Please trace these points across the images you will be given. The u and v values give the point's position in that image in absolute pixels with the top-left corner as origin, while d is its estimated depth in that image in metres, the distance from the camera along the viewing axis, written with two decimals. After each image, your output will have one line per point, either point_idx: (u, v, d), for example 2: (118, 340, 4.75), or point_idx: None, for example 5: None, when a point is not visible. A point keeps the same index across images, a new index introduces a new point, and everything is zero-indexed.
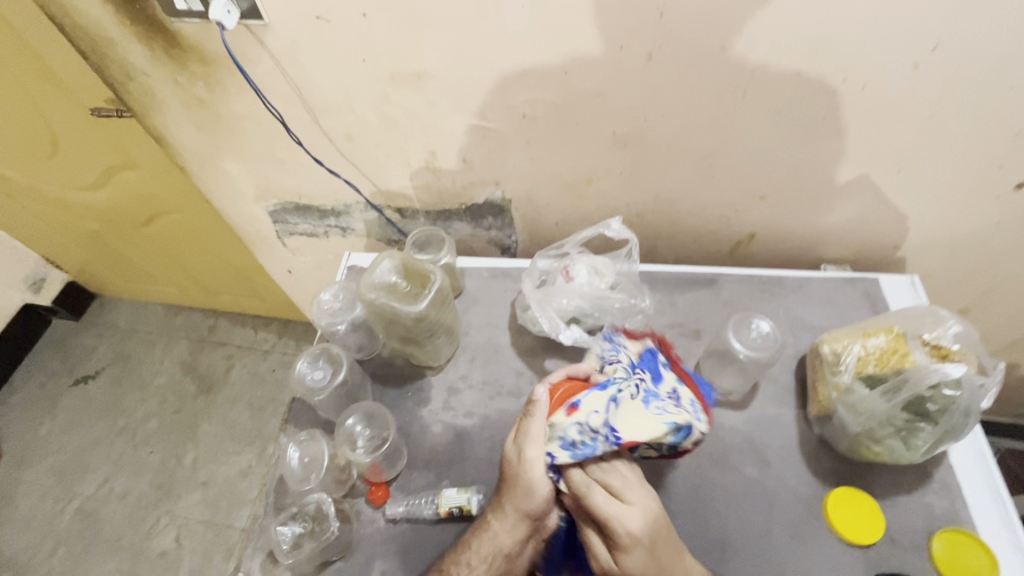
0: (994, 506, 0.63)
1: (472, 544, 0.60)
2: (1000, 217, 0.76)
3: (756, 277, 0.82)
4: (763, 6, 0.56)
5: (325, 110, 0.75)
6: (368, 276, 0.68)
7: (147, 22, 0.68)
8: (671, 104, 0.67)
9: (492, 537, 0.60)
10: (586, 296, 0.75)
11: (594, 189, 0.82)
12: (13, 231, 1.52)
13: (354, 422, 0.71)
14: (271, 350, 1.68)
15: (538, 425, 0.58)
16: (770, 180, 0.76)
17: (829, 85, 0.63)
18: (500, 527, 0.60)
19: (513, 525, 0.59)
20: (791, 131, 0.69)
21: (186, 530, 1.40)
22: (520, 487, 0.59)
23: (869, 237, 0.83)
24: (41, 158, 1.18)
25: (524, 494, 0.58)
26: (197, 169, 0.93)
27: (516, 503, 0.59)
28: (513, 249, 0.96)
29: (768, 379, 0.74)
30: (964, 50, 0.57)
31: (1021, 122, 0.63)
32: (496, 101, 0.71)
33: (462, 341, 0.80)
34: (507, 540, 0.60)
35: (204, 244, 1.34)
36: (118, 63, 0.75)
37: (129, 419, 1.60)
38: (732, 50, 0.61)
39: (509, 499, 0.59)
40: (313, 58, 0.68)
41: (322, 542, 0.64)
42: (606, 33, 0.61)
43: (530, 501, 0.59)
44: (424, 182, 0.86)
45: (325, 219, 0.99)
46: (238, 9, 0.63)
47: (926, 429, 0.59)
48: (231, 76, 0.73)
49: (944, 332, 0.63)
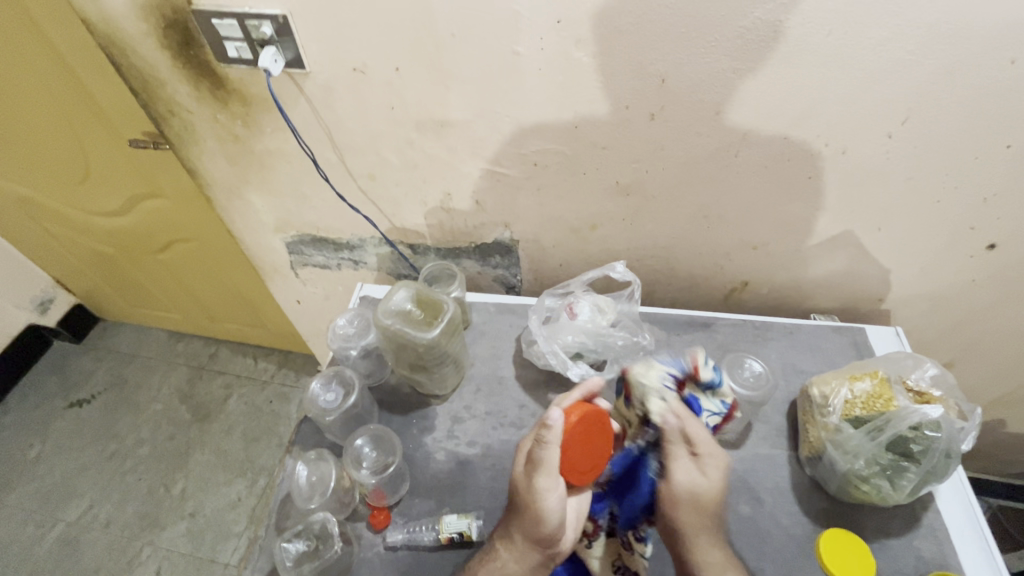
0: (981, 551, 0.65)
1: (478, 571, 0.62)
2: (975, 275, 0.81)
3: (749, 322, 0.87)
4: (752, 78, 0.63)
5: (353, 151, 0.82)
6: (385, 303, 0.72)
7: (198, 65, 0.76)
8: (671, 159, 0.74)
9: (500, 566, 0.61)
10: (591, 333, 0.80)
11: (597, 233, 0.87)
12: (29, 252, 1.57)
13: (362, 443, 0.73)
14: (269, 380, 1.69)
15: (551, 451, 0.59)
16: (761, 232, 0.82)
17: (812, 149, 0.70)
18: (508, 556, 0.61)
19: (519, 553, 0.61)
20: (780, 188, 0.75)
21: (167, 563, 1.36)
22: (527, 516, 0.60)
23: (855, 289, 0.88)
24: (71, 183, 1.24)
25: (530, 525, 0.60)
26: (223, 200, 0.98)
27: (524, 529, 0.60)
28: (518, 287, 1.01)
29: (761, 419, 0.77)
30: (931, 123, 0.64)
31: (987, 189, 0.70)
32: (511, 149, 0.77)
33: (467, 372, 0.83)
34: (515, 568, 0.61)
35: (216, 272, 1.39)
36: (164, 100, 0.82)
37: (121, 444, 1.58)
38: (725, 114, 0.68)
39: (517, 525, 0.61)
40: (346, 104, 0.75)
41: (322, 563, 0.66)
42: (613, 94, 0.68)
43: (539, 529, 0.60)
44: (437, 221, 0.92)
45: (339, 252, 1.04)
46: (284, 58, 0.70)
47: (911, 468, 0.62)
48: (268, 117, 0.80)
49: (922, 375, 0.68)
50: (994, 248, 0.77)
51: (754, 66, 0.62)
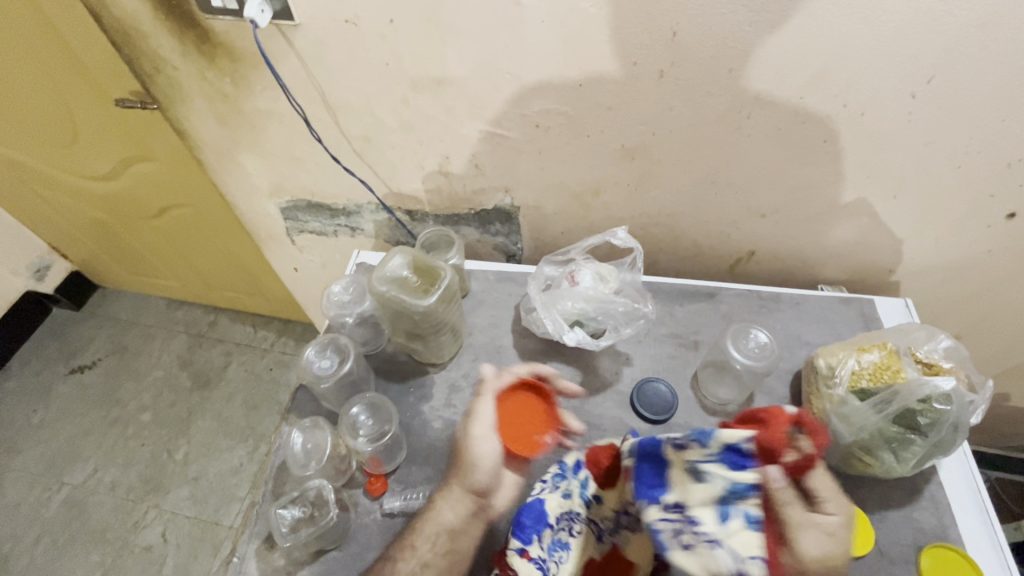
0: (980, 522, 0.65)
1: (421, 526, 0.65)
2: (991, 245, 0.78)
3: (756, 292, 0.84)
4: (770, 30, 0.59)
5: (347, 112, 0.78)
6: (380, 269, 0.70)
7: (181, 18, 0.71)
8: (679, 121, 0.70)
9: (437, 516, 0.66)
10: (591, 300, 0.77)
11: (601, 201, 0.84)
12: (24, 217, 1.54)
13: (358, 411, 0.72)
14: (270, 348, 1.69)
15: (483, 406, 0.73)
16: (772, 198, 0.79)
17: (830, 111, 0.66)
18: (445, 505, 0.66)
19: (462, 504, 0.66)
20: (792, 152, 0.72)
21: (172, 525, 1.39)
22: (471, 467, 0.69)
23: (866, 259, 0.85)
24: (58, 145, 1.21)
25: (473, 475, 0.68)
26: (214, 163, 0.95)
27: (461, 476, 0.68)
28: (517, 255, 0.98)
29: (763, 391, 0.76)
30: (958, 82, 0.60)
31: (1013, 154, 0.66)
32: (512, 110, 0.74)
33: (465, 341, 0.81)
34: (450, 515, 0.66)
35: (212, 238, 1.36)
36: (148, 55, 0.78)
37: (123, 410, 1.59)
38: (739, 72, 0.64)
39: (456, 475, 0.69)
40: (338, 60, 0.71)
41: (319, 528, 0.64)
42: (621, 51, 0.64)
43: (474, 475, 0.68)
44: (435, 185, 0.88)
45: (335, 218, 1.01)
46: (271, 9, 0.66)
47: (918, 442, 0.61)
48: (257, 73, 0.76)
49: (934, 347, 0.66)
50: (1013, 217, 0.74)
51: (774, 18, 0.58)
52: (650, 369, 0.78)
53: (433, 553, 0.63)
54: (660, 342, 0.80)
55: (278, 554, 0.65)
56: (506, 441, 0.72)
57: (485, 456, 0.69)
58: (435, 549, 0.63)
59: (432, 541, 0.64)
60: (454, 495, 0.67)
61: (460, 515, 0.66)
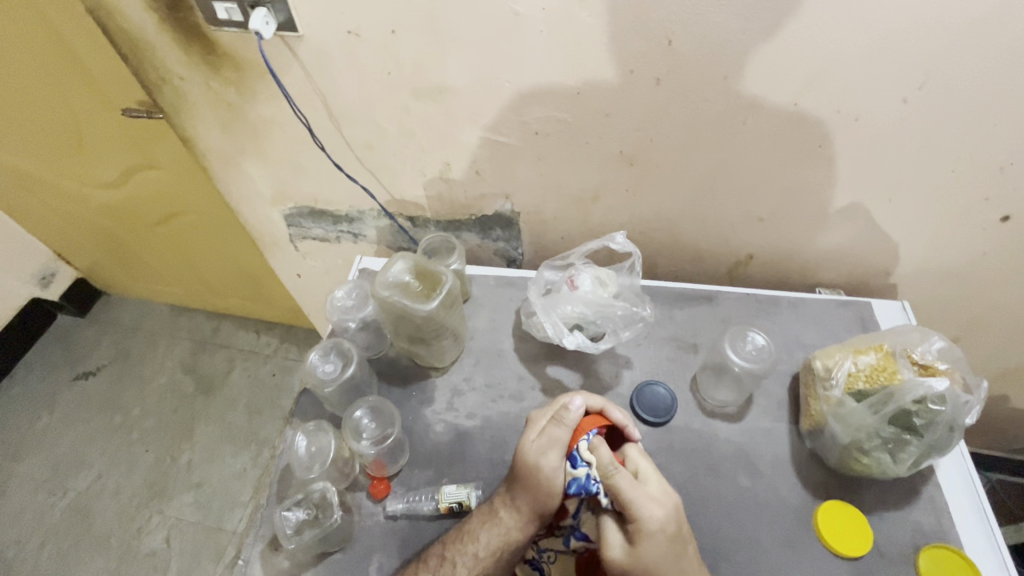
0: (976, 521, 0.65)
1: (479, 533, 0.61)
2: (986, 248, 0.79)
3: (754, 295, 0.85)
4: (764, 37, 0.60)
5: (349, 120, 0.80)
6: (382, 275, 0.71)
7: (188, 29, 0.73)
8: (675, 127, 0.72)
9: (501, 527, 0.61)
10: (590, 304, 0.78)
11: (599, 206, 0.86)
12: (30, 225, 1.56)
13: (361, 414, 0.73)
14: (272, 353, 1.70)
15: (541, 416, 0.65)
16: (768, 204, 0.80)
17: (824, 115, 0.67)
18: (509, 517, 0.61)
19: (524, 520, 0.61)
20: (788, 157, 0.73)
21: (176, 531, 1.39)
22: (537, 488, 0.60)
23: (862, 262, 0.86)
24: (65, 154, 1.23)
25: (538, 496, 0.60)
26: (218, 171, 0.96)
27: (528, 495, 0.60)
28: (518, 260, 1.00)
29: (762, 393, 0.76)
30: (949, 87, 0.62)
31: (1006, 157, 0.67)
32: (511, 117, 0.75)
33: (467, 346, 0.82)
34: (516, 533, 0.61)
35: (215, 245, 1.38)
36: (155, 66, 0.80)
37: (127, 415, 1.60)
38: (734, 79, 0.65)
39: (522, 491, 0.61)
40: (341, 70, 0.73)
41: (323, 530, 0.65)
42: (618, 59, 0.65)
43: (542, 497, 0.60)
44: (437, 191, 0.90)
45: (338, 224, 1.02)
46: (276, 20, 0.67)
47: (913, 442, 0.62)
48: (261, 83, 0.77)
49: (929, 348, 0.67)
50: (1007, 221, 0.75)
51: (768, 27, 0.59)
52: (649, 373, 0.79)
53: (488, 555, 0.60)
54: (659, 344, 0.81)
55: (283, 556, 0.66)
56: (506, 443, 0.73)
57: (545, 474, 0.59)
58: (491, 550, 0.61)
59: (489, 552, 0.60)
60: (518, 506, 0.61)
61: (525, 531, 0.61)
